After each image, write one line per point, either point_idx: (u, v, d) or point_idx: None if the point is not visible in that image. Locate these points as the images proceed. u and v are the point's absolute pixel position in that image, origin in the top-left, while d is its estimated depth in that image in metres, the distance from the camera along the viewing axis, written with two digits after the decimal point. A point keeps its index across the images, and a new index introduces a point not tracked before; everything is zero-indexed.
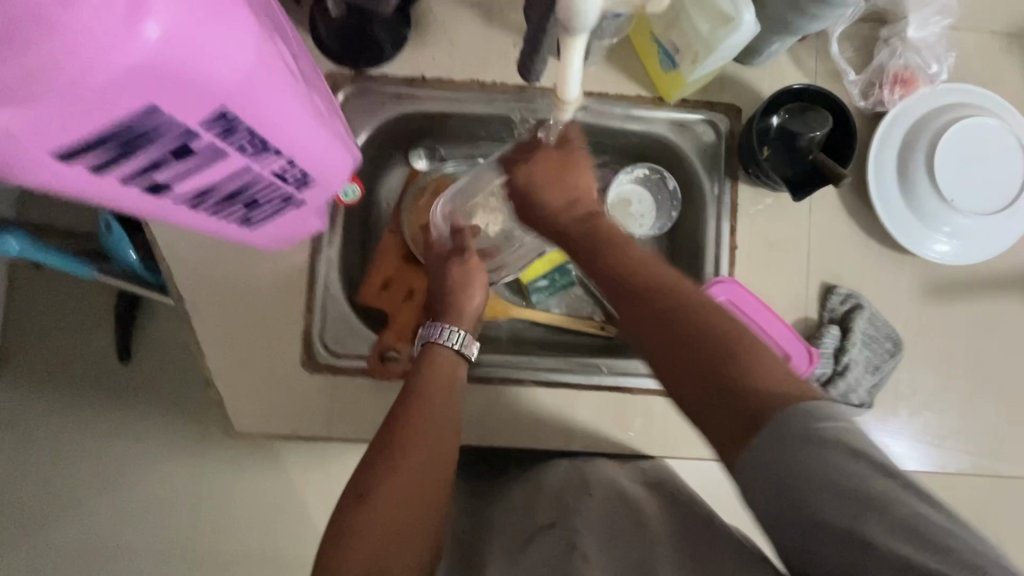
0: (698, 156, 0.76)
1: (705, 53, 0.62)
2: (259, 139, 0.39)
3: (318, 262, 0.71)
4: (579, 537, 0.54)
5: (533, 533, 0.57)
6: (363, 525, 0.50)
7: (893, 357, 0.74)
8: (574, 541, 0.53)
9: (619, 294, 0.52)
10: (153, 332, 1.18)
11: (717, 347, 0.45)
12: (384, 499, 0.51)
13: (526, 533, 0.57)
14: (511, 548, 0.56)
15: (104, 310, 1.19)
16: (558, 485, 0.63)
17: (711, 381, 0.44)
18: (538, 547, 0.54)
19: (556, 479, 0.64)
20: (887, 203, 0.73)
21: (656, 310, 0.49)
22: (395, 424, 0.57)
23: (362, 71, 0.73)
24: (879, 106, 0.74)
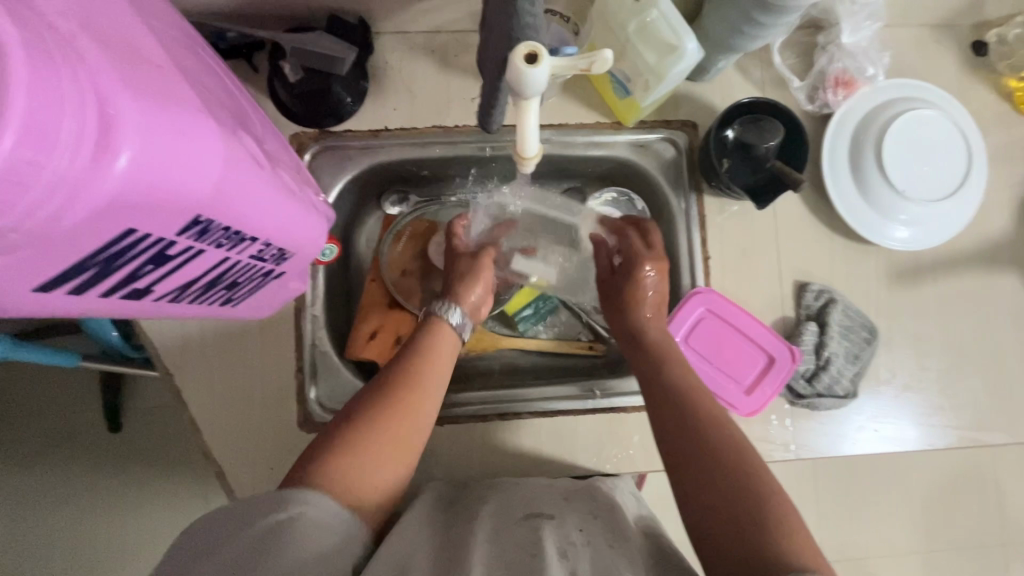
0: (662, 173, 0.79)
1: (656, 81, 0.65)
2: (233, 232, 0.40)
3: (304, 321, 0.72)
4: (572, 550, 0.50)
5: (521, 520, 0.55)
6: (343, 435, 0.53)
7: (870, 344, 0.77)
8: (566, 554, 0.49)
9: (676, 417, 0.57)
10: (142, 400, 1.16)
11: (741, 484, 0.49)
12: (381, 431, 0.54)
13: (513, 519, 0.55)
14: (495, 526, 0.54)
15: (87, 385, 1.16)
16: (556, 493, 0.62)
17: (722, 489, 0.49)
18: (528, 534, 0.52)
19: (560, 491, 0.62)
20: (846, 198, 0.76)
21: (698, 442, 0.54)
22: (386, 378, 0.59)
23: (326, 129, 0.74)
24: (826, 108, 0.77)
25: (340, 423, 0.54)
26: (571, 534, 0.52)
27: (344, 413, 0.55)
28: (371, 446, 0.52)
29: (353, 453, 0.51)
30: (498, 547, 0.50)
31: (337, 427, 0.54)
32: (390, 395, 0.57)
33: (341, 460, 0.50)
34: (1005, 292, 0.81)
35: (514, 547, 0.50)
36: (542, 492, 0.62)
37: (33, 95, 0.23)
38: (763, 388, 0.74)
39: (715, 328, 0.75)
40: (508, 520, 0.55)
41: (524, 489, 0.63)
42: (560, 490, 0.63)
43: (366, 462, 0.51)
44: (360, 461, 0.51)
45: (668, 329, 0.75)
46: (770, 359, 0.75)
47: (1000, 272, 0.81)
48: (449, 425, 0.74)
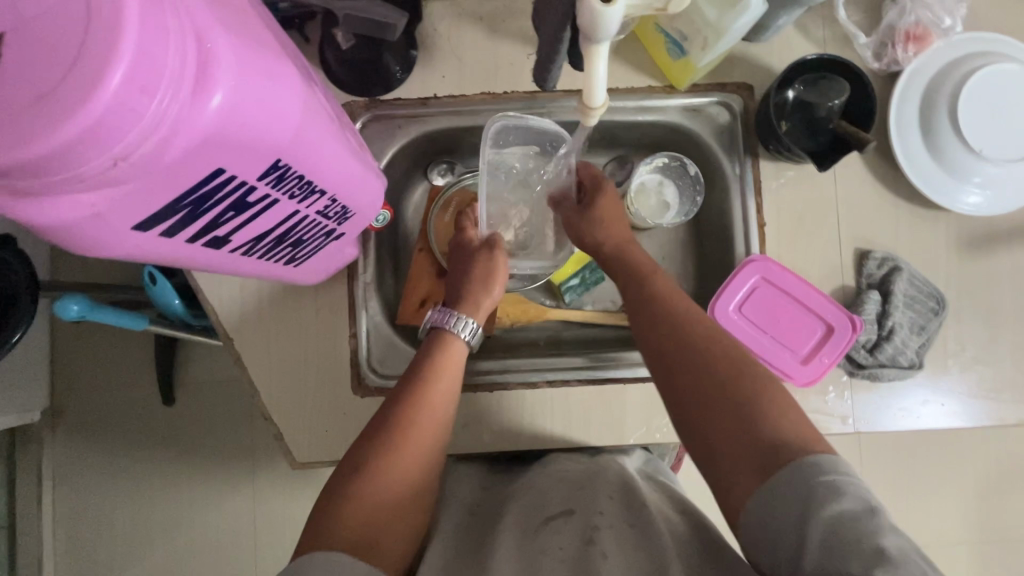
0: (715, 138, 0.77)
1: (714, 39, 0.63)
2: (305, 182, 0.41)
3: (356, 288, 0.73)
4: (599, 536, 0.56)
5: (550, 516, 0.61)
6: (357, 490, 0.54)
7: (937, 315, 0.73)
8: (592, 539, 0.56)
9: (656, 318, 0.59)
10: (194, 373, 1.20)
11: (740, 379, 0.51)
12: (383, 486, 0.55)
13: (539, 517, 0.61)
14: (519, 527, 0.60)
15: (145, 356, 1.22)
16: (565, 484, 0.66)
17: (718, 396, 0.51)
18: (552, 537, 0.57)
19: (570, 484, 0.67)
20: (914, 160, 0.73)
21: (694, 347, 0.54)
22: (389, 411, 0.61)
23: (375, 97, 0.74)
24: (895, 66, 0.73)
25: (350, 476, 0.55)
26: (595, 519, 0.58)
27: (352, 463, 0.56)
28: (376, 495, 0.54)
29: (361, 511, 0.53)
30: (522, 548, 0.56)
31: (340, 486, 0.55)
32: (387, 445, 0.58)
33: (349, 523, 0.52)
34: None
35: (540, 553, 0.55)
36: (559, 481, 0.67)
37: (140, 23, 0.24)
38: (821, 359, 0.72)
39: (770, 296, 0.73)
40: (526, 529, 0.60)
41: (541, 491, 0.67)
42: (572, 477, 0.68)
43: (374, 524, 0.53)
44: (375, 516, 0.53)
45: (721, 299, 0.74)
46: (828, 329, 0.72)
47: None
48: (496, 392, 0.75)
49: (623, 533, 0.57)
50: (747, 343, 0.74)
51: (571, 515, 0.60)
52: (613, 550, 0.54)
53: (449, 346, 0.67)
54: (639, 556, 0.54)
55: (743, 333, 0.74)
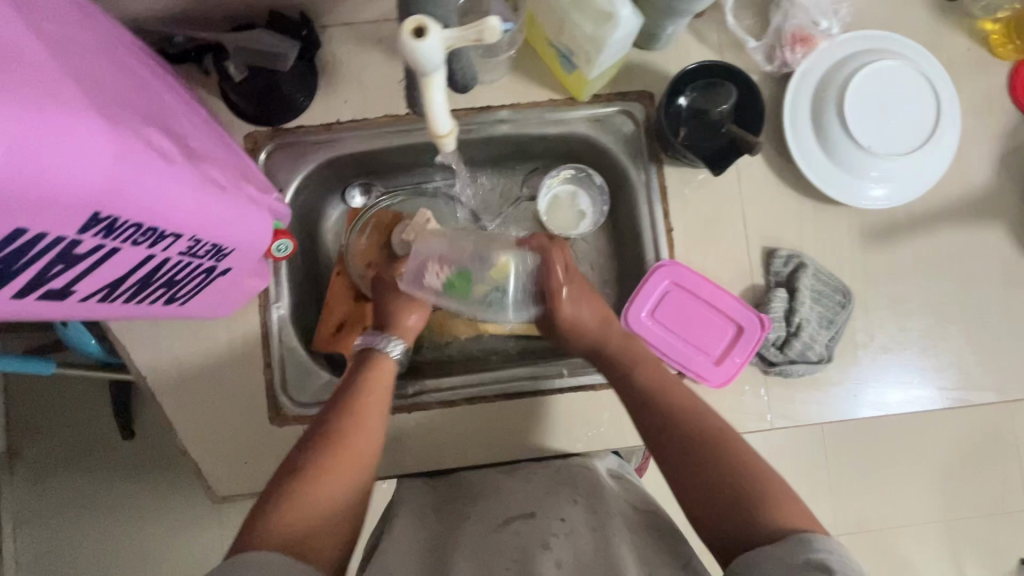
0: (620, 147, 0.78)
1: (595, 51, 0.63)
2: (148, 228, 0.40)
3: (270, 318, 0.73)
4: (554, 542, 0.57)
5: (505, 521, 0.61)
6: (296, 489, 0.54)
7: (844, 308, 0.75)
8: (547, 544, 0.57)
9: (660, 421, 0.62)
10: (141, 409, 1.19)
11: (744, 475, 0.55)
12: (319, 486, 0.55)
13: (496, 521, 0.61)
14: (481, 529, 0.61)
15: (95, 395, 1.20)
16: (534, 485, 0.67)
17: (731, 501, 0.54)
18: (511, 538, 0.59)
19: (531, 485, 0.67)
20: (811, 159, 0.74)
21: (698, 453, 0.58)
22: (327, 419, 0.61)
23: (278, 126, 0.75)
24: (785, 67, 0.75)
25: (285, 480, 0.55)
26: (551, 526, 0.59)
27: (287, 469, 0.57)
28: (314, 496, 0.54)
29: (299, 510, 0.53)
30: (477, 555, 0.57)
31: (278, 487, 0.55)
32: (321, 451, 0.58)
33: (286, 522, 0.51)
34: (992, 244, 0.77)
35: (494, 556, 0.56)
36: (515, 489, 0.67)
37: None
38: (732, 360, 0.73)
39: (680, 301, 0.75)
40: (486, 528, 0.61)
41: (503, 494, 0.66)
42: (540, 481, 0.68)
43: (308, 524, 0.53)
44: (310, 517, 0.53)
45: (633, 305, 0.75)
46: (738, 329, 0.73)
47: (985, 225, 0.78)
48: (418, 412, 0.75)
49: (581, 539, 0.58)
50: (662, 348, 0.75)
51: (532, 518, 0.61)
52: (566, 560, 0.55)
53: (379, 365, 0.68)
54: (595, 564, 0.55)
55: (657, 338, 0.75)
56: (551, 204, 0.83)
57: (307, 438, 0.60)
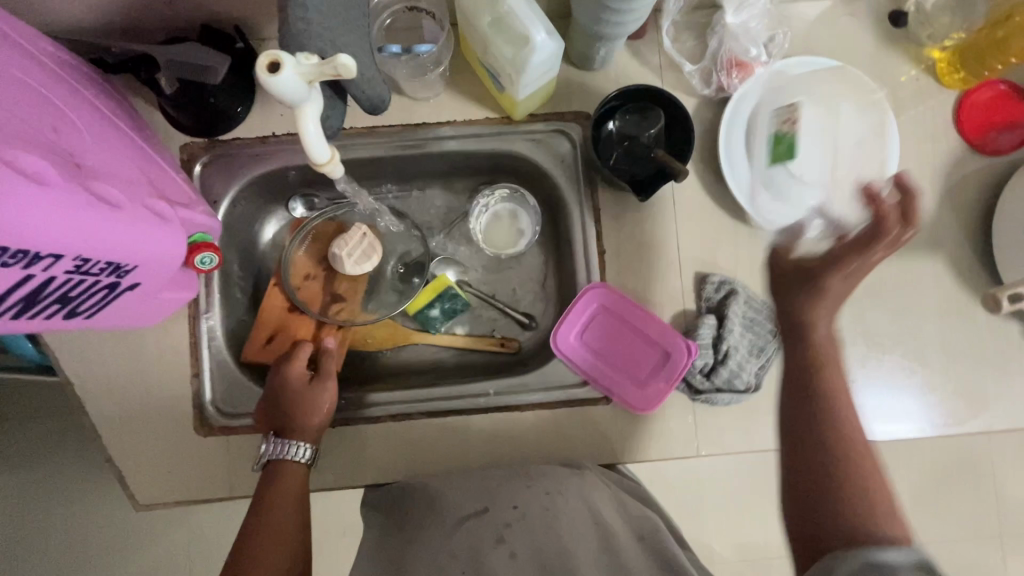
0: (557, 167, 0.77)
1: (517, 74, 0.63)
2: (17, 250, 0.41)
3: (199, 328, 0.74)
4: (508, 535, 0.58)
5: (463, 519, 0.61)
6: None
7: (775, 337, 0.74)
8: (502, 538, 0.58)
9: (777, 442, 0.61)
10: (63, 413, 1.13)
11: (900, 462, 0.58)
12: None
13: (456, 519, 0.62)
14: (442, 528, 0.61)
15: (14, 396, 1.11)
16: (481, 479, 0.67)
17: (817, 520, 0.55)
18: (465, 539, 0.59)
19: (492, 478, 0.67)
20: (744, 184, 0.73)
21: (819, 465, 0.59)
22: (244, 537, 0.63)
23: (215, 138, 0.75)
24: (722, 92, 0.74)
25: None
26: (506, 514, 0.60)
27: None
28: None
29: None
30: (435, 557, 0.57)
31: None
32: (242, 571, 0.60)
33: None
34: (929, 274, 0.76)
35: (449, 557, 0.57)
36: (461, 481, 0.68)
37: None
38: (657, 387, 0.72)
39: (609, 324, 0.75)
40: (443, 531, 0.60)
41: (452, 486, 0.67)
42: (488, 476, 0.68)
43: None
44: None
45: (562, 326, 0.75)
46: (665, 354, 0.73)
47: (923, 254, 0.77)
48: (342, 428, 0.75)
49: (534, 522, 0.59)
50: (588, 370, 0.74)
51: (486, 513, 0.61)
52: (521, 551, 0.56)
53: (286, 472, 0.68)
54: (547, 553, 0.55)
55: (584, 361, 0.75)
56: (484, 223, 0.85)
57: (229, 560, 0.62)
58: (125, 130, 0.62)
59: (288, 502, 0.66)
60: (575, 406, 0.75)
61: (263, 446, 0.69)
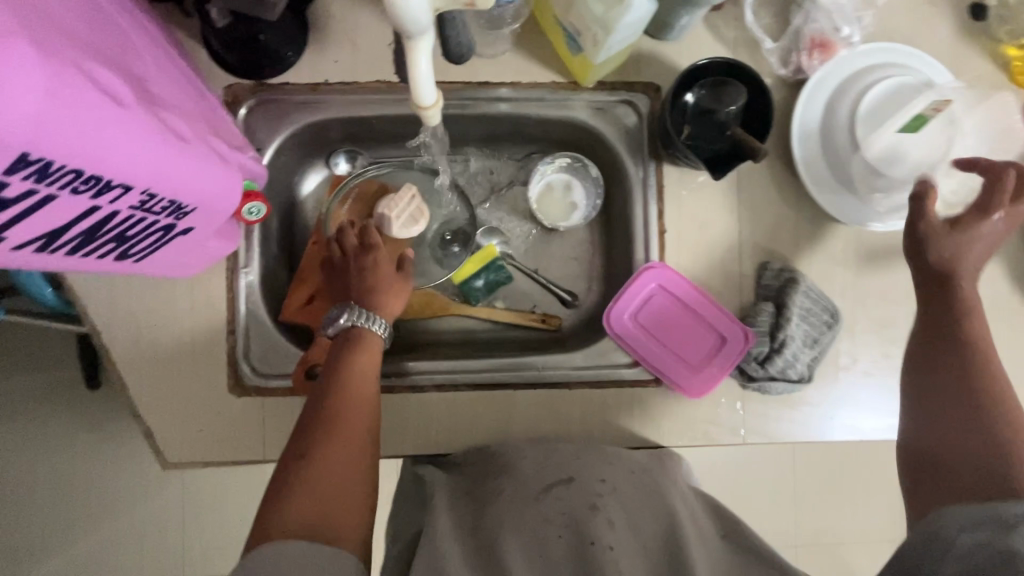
0: (620, 139, 0.74)
1: (603, 35, 0.60)
2: (89, 175, 0.37)
3: (237, 283, 0.70)
4: (601, 504, 0.56)
5: (547, 485, 0.59)
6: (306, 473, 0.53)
7: (830, 329, 0.73)
8: (597, 506, 0.56)
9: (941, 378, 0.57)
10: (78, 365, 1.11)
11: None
12: (327, 466, 0.54)
13: (540, 484, 0.59)
14: (523, 493, 0.59)
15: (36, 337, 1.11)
16: (557, 451, 0.66)
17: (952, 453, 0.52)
18: (556, 504, 0.57)
19: (563, 447, 0.66)
20: (812, 169, 0.72)
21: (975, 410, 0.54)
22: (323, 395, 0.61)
23: (263, 81, 0.70)
24: (800, 73, 0.72)
25: (291, 466, 0.54)
26: (596, 486, 0.58)
27: (294, 454, 0.55)
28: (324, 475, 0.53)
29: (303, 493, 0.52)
30: (525, 526, 0.55)
31: (286, 472, 0.54)
32: (323, 423, 0.58)
33: (294, 508, 0.51)
34: (984, 275, 0.76)
35: (543, 524, 0.55)
36: (543, 450, 0.66)
37: None
38: (712, 371, 0.71)
39: (664, 304, 0.73)
40: (527, 495, 0.58)
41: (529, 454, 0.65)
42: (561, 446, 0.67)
43: (317, 502, 0.52)
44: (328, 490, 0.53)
45: (616, 305, 0.73)
46: (721, 340, 0.72)
47: (981, 256, 0.76)
48: (384, 394, 0.72)
49: (627, 497, 0.58)
50: (640, 350, 0.73)
51: (572, 482, 0.59)
52: (619, 521, 0.55)
53: (365, 345, 0.66)
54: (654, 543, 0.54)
55: (637, 341, 0.73)
56: (536, 194, 0.82)
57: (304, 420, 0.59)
58: (177, 61, 0.57)
59: (368, 379, 0.63)
60: (624, 386, 0.73)
61: (344, 316, 0.68)
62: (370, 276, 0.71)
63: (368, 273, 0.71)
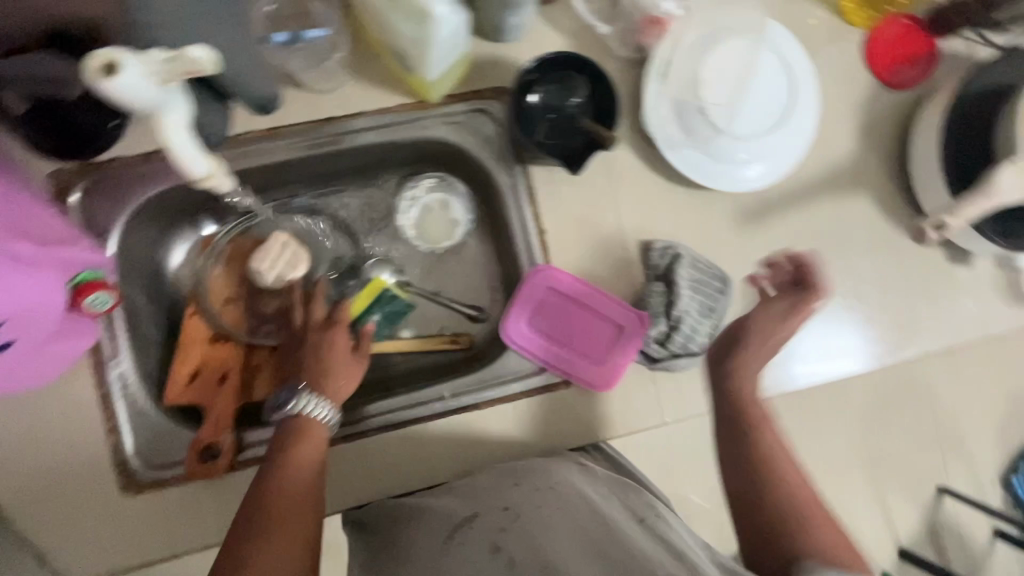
0: (483, 149, 0.73)
1: (423, 53, 0.58)
2: None
3: (107, 378, 0.66)
4: (504, 540, 0.55)
5: (456, 524, 0.58)
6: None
7: (722, 295, 0.73)
8: (498, 545, 0.54)
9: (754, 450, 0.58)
10: None
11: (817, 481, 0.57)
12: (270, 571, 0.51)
13: (450, 523, 0.59)
14: (439, 533, 0.58)
15: None
16: (472, 485, 0.64)
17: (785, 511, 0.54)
18: (462, 549, 0.55)
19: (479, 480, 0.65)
20: (680, 153, 0.72)
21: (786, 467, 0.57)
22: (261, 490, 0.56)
23: (90, 161, 0.66)
24: (642, 51, 0.72)
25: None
26: (496, 519, 0.57)
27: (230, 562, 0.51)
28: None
29: None
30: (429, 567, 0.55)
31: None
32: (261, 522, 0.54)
33: None
34: (857, 212, 0.78)
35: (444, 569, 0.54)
36: (461, 490, 0.64)
37: None
38: (615, 361, 0.72)
39: (559, 306, 0.73)
40: (437, 540, 0.57)
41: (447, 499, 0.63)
42: (481, 481, 0.65)
43: None
44: None
45: (512, 317, 0.73)
46: (618, 328, 0.72)
47: (849, 193, 0.78)
48: None
49: (527, 523, 0.56)
50: (544, 356, 0.73)
51: (475, 518, 0.58)
52: (517, 554, 0.53)
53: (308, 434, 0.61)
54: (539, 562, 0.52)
55: (540, 348, 0.73)
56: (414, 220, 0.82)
57: (241, 517, 0.55)
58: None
59: (311, 474, 0.59)
60: (535, 394, 0.73)
61: (290, 402, 0.62)
62: (325, 357, 0.67)
63: (320, 355, 0.67)
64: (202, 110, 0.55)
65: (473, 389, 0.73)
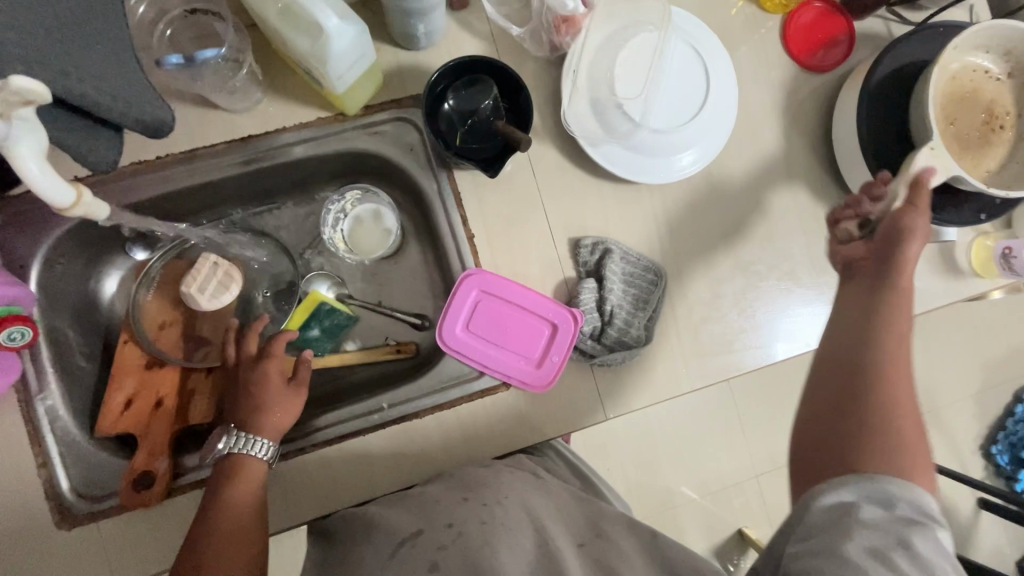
0: (406, 156, 0.73)
1: (323, 67, 0.58)
2: None
3: (36, 413, 0.65)
4: (442, 560, 0.53)
5: (399, 543, 0.55)
6: None
7: (656, 286, 0.74)
8: (435, 566, 0.52)
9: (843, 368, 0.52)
10: None
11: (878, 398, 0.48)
12: None
13: (394, 543, 0.56)
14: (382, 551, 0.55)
15: None
16: (419, 500, 0.62)
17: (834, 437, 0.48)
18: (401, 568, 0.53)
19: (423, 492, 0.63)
20: (601, 148, 0.72)
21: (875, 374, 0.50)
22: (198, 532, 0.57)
23: (5, 197, 0.65)
24: (557, 51, 0.73)
25: None
26: (440, 536, 0.55)
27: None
28: None
29: None
30: None
31: None
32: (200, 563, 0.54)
33: None
34: (788, 195, 0.79)
35: None
36: (404, 504, 0.62)
37: None
38: (551, 359, 0.71)
39: (493, 308, 0.72)
40: (380, 558, 0.55)
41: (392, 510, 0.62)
42: (425, 493, 0.63)
43: None
44: None
45: (445, 321, 0.72)
46: (552, 327, 0.72)
47: (780, 178, 0.79)
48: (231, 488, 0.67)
49: (468, 540, 0.54)
50: (480, 359, 0.72)
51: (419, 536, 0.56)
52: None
53: (244, 473, 0.61)
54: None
55: (475, 352, 0.72)
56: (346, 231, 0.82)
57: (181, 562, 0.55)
58: None
59: (247, 513, 0.59)
60: (475, 397, 0.72)
61: (222, 441, 0.63)
62: (256, 391, 0.66)
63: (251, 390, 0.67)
64: (105, 141, 0.55)
65: (412, 397, 0.73)
